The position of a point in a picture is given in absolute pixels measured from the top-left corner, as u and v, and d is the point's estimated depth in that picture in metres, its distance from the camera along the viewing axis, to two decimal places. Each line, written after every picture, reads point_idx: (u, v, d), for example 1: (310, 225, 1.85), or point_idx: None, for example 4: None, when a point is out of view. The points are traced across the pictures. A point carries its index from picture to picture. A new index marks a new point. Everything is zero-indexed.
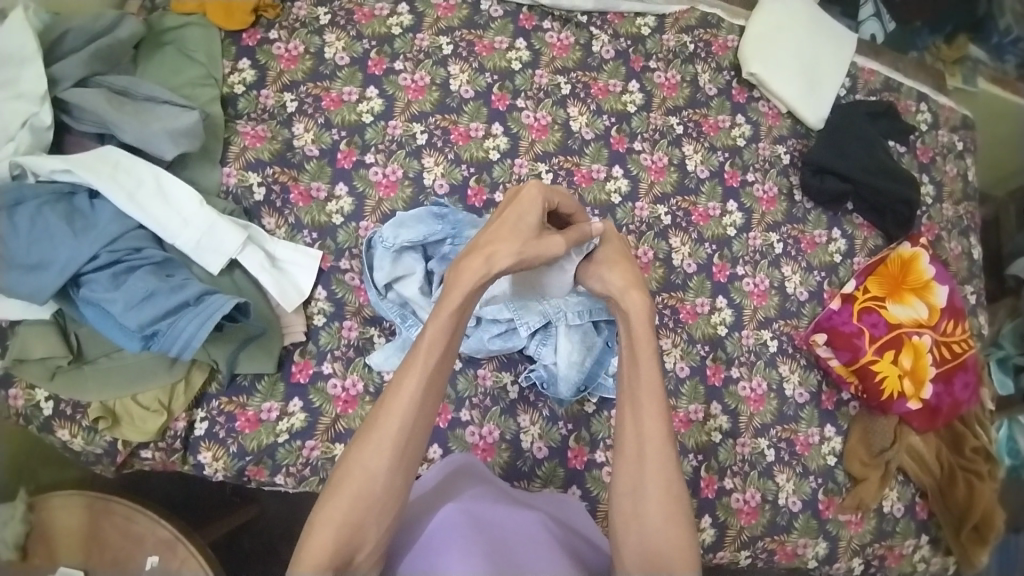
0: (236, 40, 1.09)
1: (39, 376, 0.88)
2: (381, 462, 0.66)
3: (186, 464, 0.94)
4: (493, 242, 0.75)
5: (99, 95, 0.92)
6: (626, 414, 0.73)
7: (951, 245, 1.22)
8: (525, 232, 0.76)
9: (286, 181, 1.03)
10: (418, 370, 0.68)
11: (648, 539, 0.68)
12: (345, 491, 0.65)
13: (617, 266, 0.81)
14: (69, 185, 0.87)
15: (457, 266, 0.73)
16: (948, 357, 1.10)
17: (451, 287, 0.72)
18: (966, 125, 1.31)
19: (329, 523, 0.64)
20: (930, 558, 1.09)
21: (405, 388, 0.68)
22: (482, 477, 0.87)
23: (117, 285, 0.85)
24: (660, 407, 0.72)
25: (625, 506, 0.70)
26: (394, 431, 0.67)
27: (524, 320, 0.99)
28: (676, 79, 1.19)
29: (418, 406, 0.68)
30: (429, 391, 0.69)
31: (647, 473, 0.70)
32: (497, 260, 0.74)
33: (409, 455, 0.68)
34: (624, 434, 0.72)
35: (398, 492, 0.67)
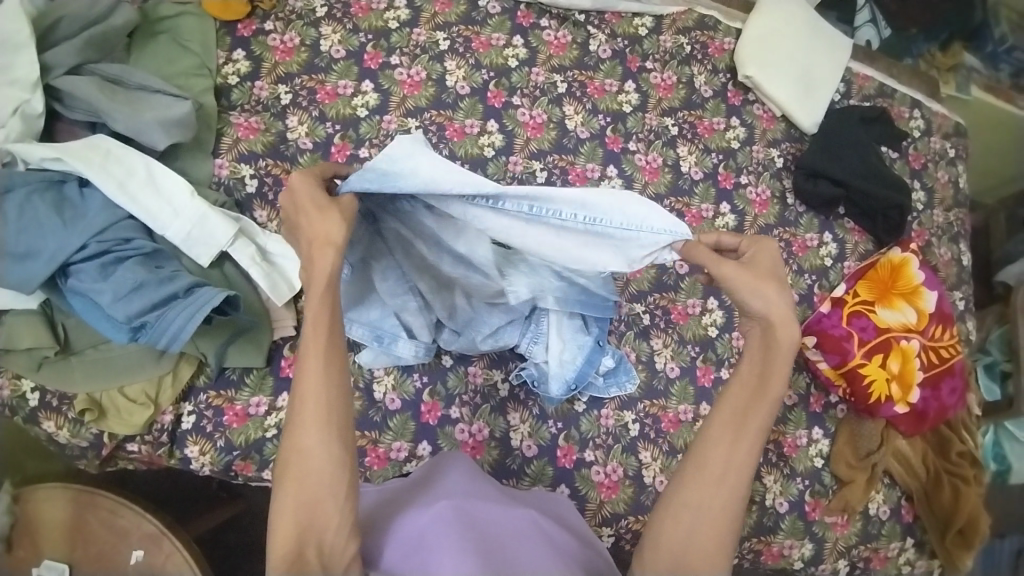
0: (231, 31, 1.08)
1: (26, 367, 0.88)
2: (309, 438, 0.64)
3: (174, 458, 0.93)
4: (319, 224, 0.65)
5: (91, 84, 0.91)
6: (725, 431, 0.69)
7: (940, 251, 1.23)
8: (334, 208, 0.67)
9: (279, 174, 1.02)
10: (314, 346, 0.64)
11: (690, 547, 0.67)
12: (287, 477, 0.64)
13: (769, 285, 0.69)
14: (59, 174, 0.86)
15: (306, 250, 0.66)
16: (935, 362, 1.11)
17: (309, 274, 0.65)
18: (958, 132, 1.32)
19: (284, 510, 0.63)
20: (914, 561, 1.10)
21: (305, 366, 0.64)
22: (469, 474, 0.87)
23: (105, 276, 0.84)
24: (760, 438, 0.68)
25: (683, 515, 0.68)
26: (308, 409, 0.64)
27: (508, 306, 0.93)
28: (672, 80, 1.19)
29: (325, 378, 0.64)
30: (332, 357, 0.65)
31: (720, 494, 0.67)
32: (341, 236, 0.65)
33: (336, 424, 0.65)
34: (715, 448, 0.68)
35: (341, 461, 0.64)
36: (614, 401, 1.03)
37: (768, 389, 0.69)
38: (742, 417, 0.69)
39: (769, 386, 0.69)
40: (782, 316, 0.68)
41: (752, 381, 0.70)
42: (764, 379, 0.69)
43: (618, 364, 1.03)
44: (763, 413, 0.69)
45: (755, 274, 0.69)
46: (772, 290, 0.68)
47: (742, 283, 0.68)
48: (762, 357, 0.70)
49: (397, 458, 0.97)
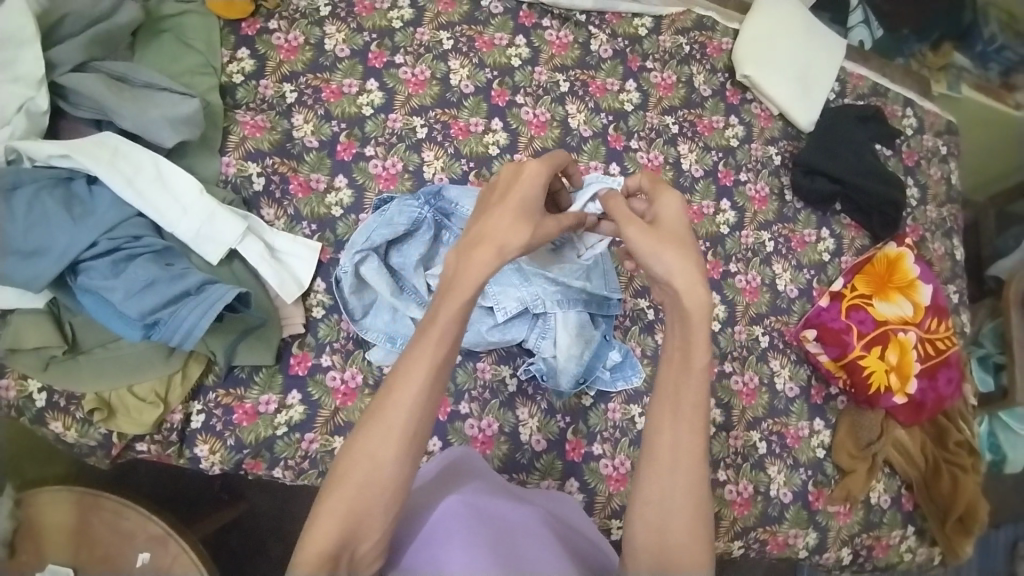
0: (235, 30, 1.08)
1: (32, 367, 0.86)
2: (388, 452, 0.62)
3: (183, 457, 0.93)
4: (502, 230, 0.68)
5: (97, 80, 0.91)
6: (665, 413, 0.67)
7: (934, 246, 1.26)
8: (527, 222, 0.69)
9: (286, 172, 1.02)
10: (429, 358, 0.63)
11: (667, 537, 0.64)
12: (348, 481, 0.61)
13: (670, 249, 0.69)
14: (67, 171, 0.86)
15: (465, 250, 0.67)
16: (931, 354, 1.14)
17: (460, 275, 0.65)
18: (949, 130, 1.36)
19: (332, 512, 0.60)
20: (916, 548, 1.12)
21: (414, 375, 0.63)
22: (484, 478, 0.86)
23: (116, 272, 0.83)
24: (700, 411, 0.66)
25: (649, 513, 0.65)
26: (399, 423, 0.62)
27: (503, 305, 0.98)
28: (672, 79, 1.21)
29: (430, 395, 0.63)
30: (441, 376, 0.64)
31: (677, 480, 0.65)
32: (510, 249, 0.67)
33: (419, 446, 0.63)
34: (659, 433, 0.66)
35: (407, 484, 0.63)
36: (621, 395, 1.04)
37: (693, 357, 0.68)
38: (676, 392, 0.67)
39: (692, 355, 0.67)
40: (685, 277, 0.68)
41: (677, 354, 0.69)
42: (687, 347, 0.68)
43: (624, 358, 1.04)
44: (695, 383, 0.67)
45: (658, 237, 0.70)
46: (671, 251, 0.69)
47: (642, 245, 0.70)
48: (680, 328, 0.68)
49: None
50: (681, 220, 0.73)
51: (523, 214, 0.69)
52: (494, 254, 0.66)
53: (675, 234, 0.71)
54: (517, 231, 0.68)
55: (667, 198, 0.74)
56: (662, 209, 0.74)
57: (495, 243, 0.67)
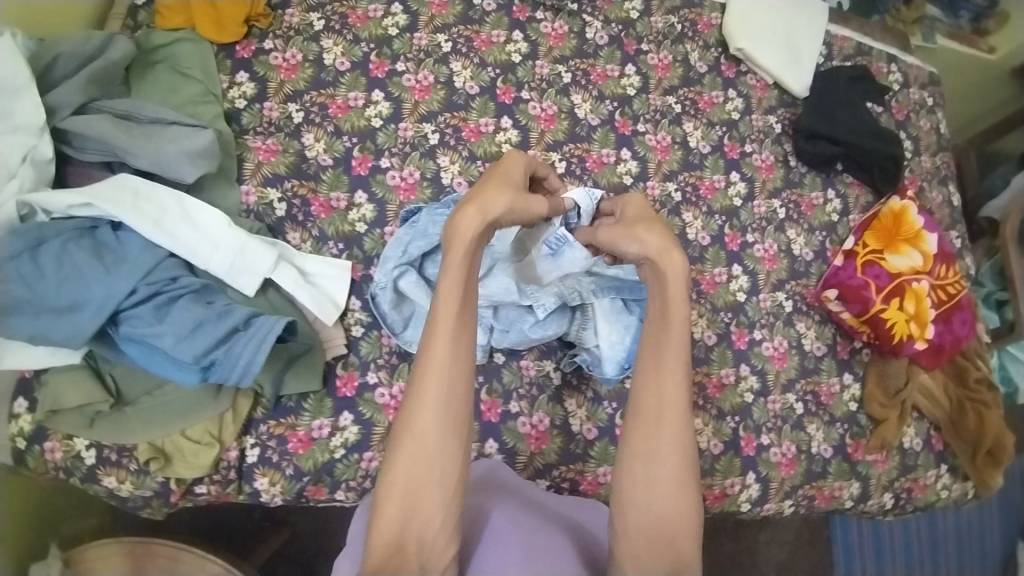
0: (230, 54, 1.05)
1: (79, 425, 0.85)
2: (427, 419, 0.70)
3: (243, 494, 0.92)
4: (481, 199, 0.77)
5: (104, 120, 0.88)
6: (648, 374, 0.77)
7: (933, 195, 1.32)
8: (509, 185, 0.80)
9: (306, 194, 1.01)
10: (443, 326, 0.73)
11: (654, 485, 0.73)
12: (401, 451, 0.70)
13: (639, 234, 0.83)
14: (90, 220, 0.84)
15: (453, 220, 0.76)
16: (944, 298, 1.19)
17: (452, 242, 0.75)
18: (931, 82, 1.41)
19: (394, 483, 0.69)
20: (951, 485, 1.18)
21: (435, 343, 0.72)
22: (509, 487, 0.87)
23: (159, 318, 0.82)
24: (682, 370, 0.77)
25: (637, 465, 0.74)
26: (432, 389, 0.71)
27: (542, 302, 0.98)
28: (669, 59, 1.23)
29: (453, 360, 0.72)
30: (459, 342, 0.73)
31: (664, 435, 0.75)
32: (490, 211, 0.76)
33: (453, 411, 0.71)
34: (644, 392, 0.77)
35: (451, 444, 0.71)
36: None
37: (671, 322, 0.78)
38: (658, 355, 0.78)
39: (670, 319, 0.78)
40: (659, 250, 0.81)
41: (655, 320, 0.80)
42: (665, 312, 0.79)
43: None
44: (678, 345, 0.78)
45: (624, 226, 0.85)
46: (647, 235, 0.82)
47: (612, 234, 0.86)
48: (659, 294, 0.80)
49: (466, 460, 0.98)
50: (644, 208, 0.91)
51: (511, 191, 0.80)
52: (479, 221, 0.75)
53: (643, 216, 0.88)
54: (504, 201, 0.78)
55: (629, 198, 0.93)
56: (627, 204, 0.93)
57: (479, 212, 0.76)
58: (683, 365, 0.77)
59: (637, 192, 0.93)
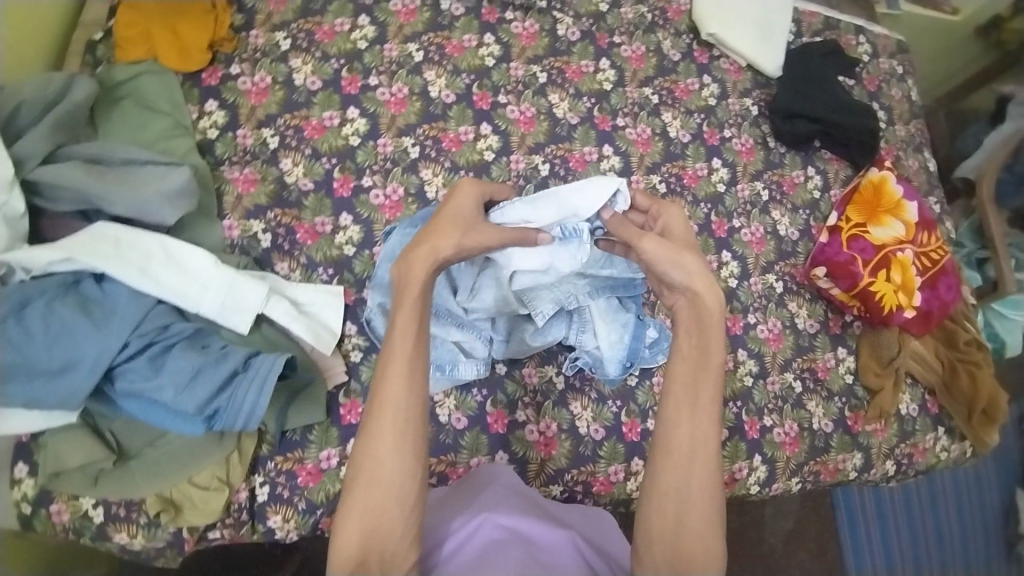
0: (197, 82, 1.02)
1: (82, 485, 0.82)
2: (384, 448, 0.66)
3: (258, 532, 0.92)
4: (434, 235, 0.74)
5: (74, 168, 0.85)
6: (682, 408, 0.71)
7: (909, 162, 1.33)
8: (453, 220, 0.76)
9: (290, 222, 0.99)
10: (399, 356, 0.68)
11: (683, 527, 0.67)
12: (357, 483, 0.65)
13: (679, 261, 0.75)
14: (72, 274, 0.81)
15: (405, 259, 0.72)
16: (929, 265, 1.21)
17: (404, 275, 0.71)
18: (900, 49, 1.42)
19: (351, 516, 0.64)
20: (950, 446, 1.21)
21: (390, 374, 0.67)
22: (510, 491, 0.87)
23: (155, 369, 0.80)
24: (716, 405, 0.71)
25: (668, 504, 0.68)
26: (388, 419, 0.66)
27: (539, 310, 0.97)
28: (642, 49, 1.22)
29: (411, 389, 0.67)
30: (416, 368, 0.68)
31: (694, 474, 0.69)
32: (443, 248, 0.73)
33: (413, 438, 0.67)
34: (677, 427, 0.70)
35: (413, 472, 0.66)
36: (663, 368, 1.07)
37: (709, 356, 0.72)
38: (693, 389, 0.71)
39: (709, 354, 0.72)
40: (703, 280, 0.74)
41: (693, 352, 0.73)
42: (703, 347, 0.73)
43: (660, 333, 1.06)
44: (713, 383, 0.71)
45: (672, 246, 0.76)
46: (689, 258, 0.75)
47: (661, 255, 0.76)
48: (694, 329, 0.74)
49: None
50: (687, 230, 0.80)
51: (458, 221, 0.77)
52: (430, 258, 0.72)
53: (686, 243, 0.78)
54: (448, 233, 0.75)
55: (671, 210, 0.82)
56: (667, 221, 0.82)
57: (430, 252, 0.72)
58: (716, 399, 0.71)
59: (678, 205, 0.83)
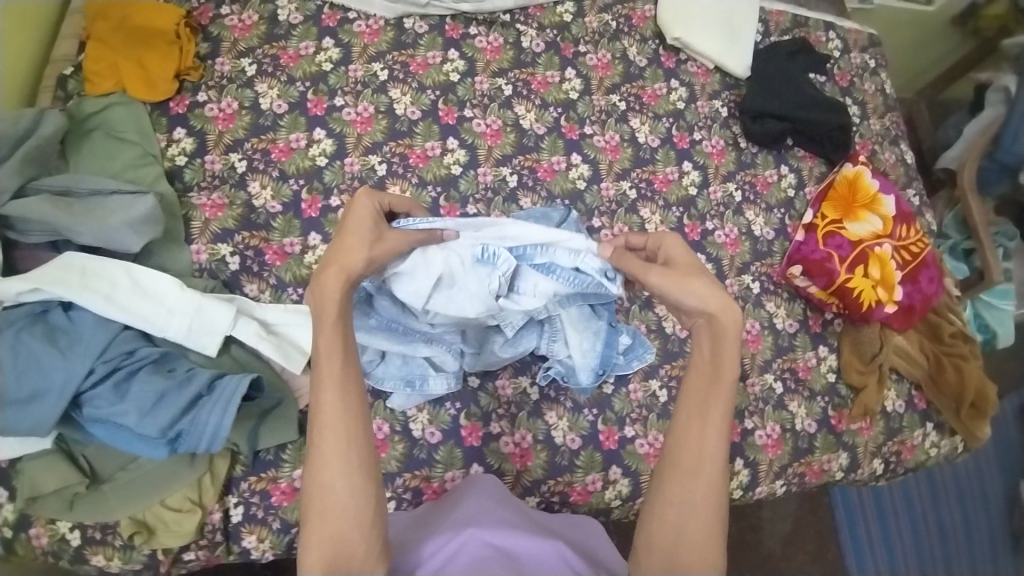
0: (165, 111, 1.04)
1: (58, 509, 0.83)
2: (331, 470, 0.65)
3: (233, 553, 0.92)
4: (342, 253, 0.73)
5: (43, 202, 0.86)
6: (691, 424, 0.70)
7: (885, 156, 1.32)
8: (359, 236, 0.75)
9: (258, 244, 1.00)
10: (330, 376, 0.67)
11: (680, 542, 0.67)
12: (312, 508, 0.65)
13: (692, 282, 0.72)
14: (40, 304, 0.82)
15: (315, 280, 0.71)
16: (908, 259, 1.20)
17: (319, 297, 0.70)
18: (871, 43, 1.41)
19: (311, 541, 0.64)
20: (939, 442, 1.20)
21: (324, 395, 0.67)
22: (495, 502, 0.85)
23: (121, 395, 0.81)
24: (725, 424, 0.69)
25: (668, 514, 0.68)
26: (330, 439, 0.66)
27: (508, 321, 0.98)
28: (608, 57, 1.22)
29: (348, 408, 0.67)
30: (349, 385, 0.68)
31: (699, 490, 0.68)
32: (353, 265, 0.72)
33: (358, 454, 0.66)
34: (684, 441, 0.69)
35: (364, 488, 0.66)
36: (638, 374, 1.07)
37: (721, 372, 0.70)
38: (701, 405, 0.70)
39: (721, 372, 0.70)
40: (717, 300, 0.71)
41: (705, 369, 0.71)
42: (716, 365, 0.71)
43: (634, 339, 1.06)
44: (722, 399, 0.70)
45: (679, 272, 0.73)
46: (700, 280, 0.72)
47: (666, 281, 0.74)
48: (708, 343, 0.72)
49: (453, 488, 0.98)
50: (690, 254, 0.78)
51: (364, 236, 0.75)
52: (342, 277, 0.71)
53: (690, 266, 0.75)
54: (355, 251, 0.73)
55: (671, 240, 0.80)
56: (666, 250, 0.79)
57: (339, 272, 0.71)
58: (726, 418, 0.70)
59: (677, 235, 0.81)
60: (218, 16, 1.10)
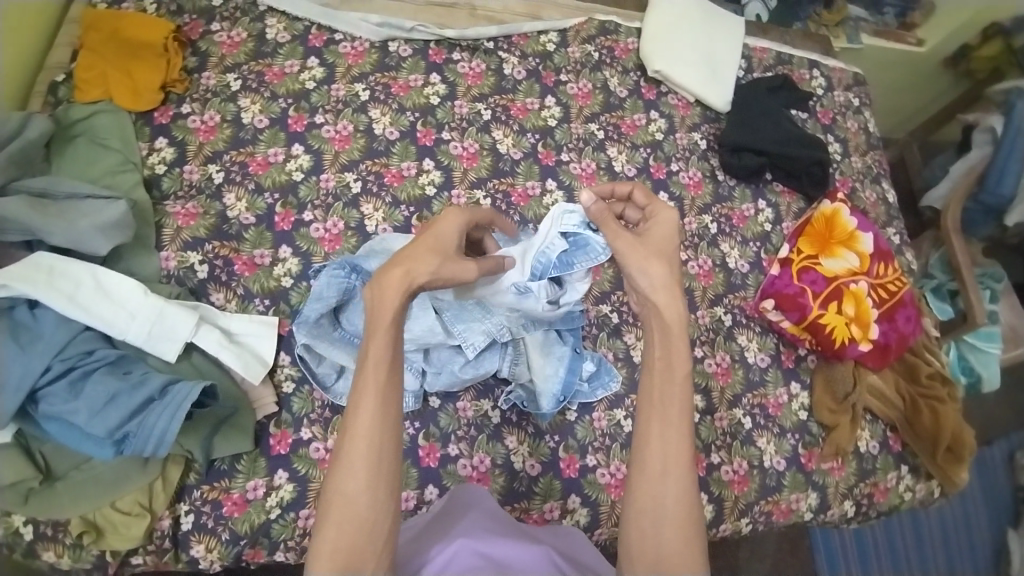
0: (149, 121, 1.07)
1: (12, 503, 0.82)
2: (358, 482, 0.61)
3: (181, 562, 0.90)
4: (412, 258, 0.67)
5: (18, 201, 0.87)
6: (652, 422, 0.67)
7: (866, 194, 1.35)
8: (434, 244, 0.69)
9: (228, 254, 1.01)
10: (372, 388, 0.63)
11: (662, 548, 0.64)
12: (329, 520, 0.61)
13: (646, 269, 0.71)
14: (6, 300, 0.84)
15: (377, 284, 0.66)
16: (885, 297, 1.19)
17: (376, 303, 0.65)
18: (856, 82, 1.45)
19: (321, 553, 0.60)
20: (914, 485, 1.18)
21: (365, 407, 0.63)
22: (491, 516, 0.84)
23: (74, 394, 0.82)
24: (686, 418, 0.67)
25: (645, 523, 0.65)
26: (360, 452, 0.62)
27: (470, 342, 0.96)
28: (589, 87, 1.25)
29: (385, 423, 0.63)
30: (391, 402, 0.64)
31: (668, 492, 0.65)
32: (420, 273, 0.67)
33: (387, 472, 0.62)
34: (648, 445, 0.66)
35: (385, 507, 0.62)
36: (603, 402, 1.06)
37: (675, 366, 0.69)
38: (662, 404, 0.67)
39: (675, 365, 0.68)
40: (666, 290, 0.70)
41: (658, 363, 0.69)
42: (669, 361, 0.69)
43: (599, 366, 1.06)
44: (680, 396, 0.68)
45: (644, 251, 0.72)
46: (657, 265, 0.71)
47: (631, 255, 0.71)
48: (660, 340, 0.70)
49: (407, 508, 0.96)
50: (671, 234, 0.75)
51: (438, 243, 0.70)
52: (404, 287, 0.66)
53: (662, 246, 0.73)
54: (428, 257, 0.68)
55: (663, 213, 0.76)
56: (657, 224, 0.75)
57: (403, 280, 0.66)
58: (687, 411, 0.67)
59: (672, 207, 0.77)
60: (208, 32, 1.14)
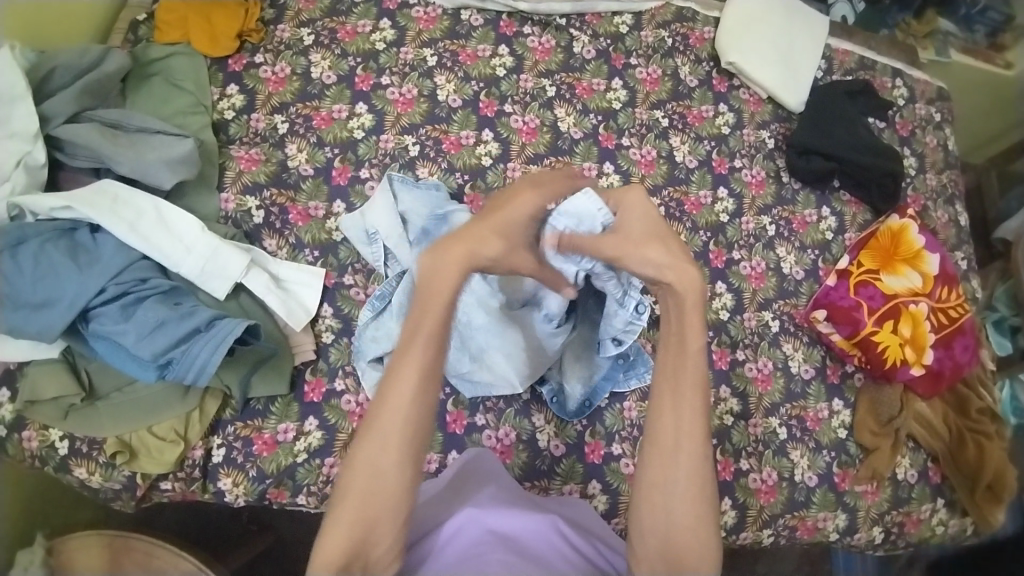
0: (222, 67, 1.10)
1: (53, 417, 0.87)
2: (388, 459, 0.62)
3: (207, 492, 0.93)
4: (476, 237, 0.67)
5: (92, 130, 0.92)
6: (664, 398, 0.66)
7: (938, 214, 1.28)
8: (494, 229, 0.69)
9: (284, 203, 1.04)
10: (414, 365, 0.63)
11: (672, 525, 0.64)
12: (353, 490, 0.61)
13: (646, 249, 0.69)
14: (69, 222, 0.88)
15: (438, 255, 0.65)
16: (945, 322, 1.13)
17: (431, 284, 0.64)
18: (940, 96, 1.38)
19: (340, 522, 0.61)
20: (948, 521, 1.13)
21: (402, 385, 0.63)
22: (503, 485, 0.85)
23: (126, 316, 0.86)
24: (700, 394, 0.66)
25: (654, 496, 0.65)
26: (392, 429, 0.62)
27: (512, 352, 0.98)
28: (658, 73, 1.22)
29: (420, 402, 0.63)
30: (432, 385, 0.64)
31: (681, 464, 0.64)
32: (482, 255, 0.67)
33: (418, 451, 0.63)
34: (661, 421, 0.66)
35: (410, 487, 0.63)
36: (635, 393, 1.04)
37: (687, 345, 0.67)
38: (675, 379, 0.66)
39: (688, 341, 0.66)
40: (674, 266, 0.67)
41: (673, 339, 0.67)
42: (680, 343, 0.67)
43: (636, 356, 1.03)
44: (694, 371, 0.66)
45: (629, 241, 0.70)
46: (653, 249, 0.68)
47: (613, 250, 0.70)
48: (674, 317, 0.68)
49: (429, 470, 0.97)
50: (653, 216, 0.72)
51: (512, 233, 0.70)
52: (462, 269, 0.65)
53: (650, 232, 0.70)
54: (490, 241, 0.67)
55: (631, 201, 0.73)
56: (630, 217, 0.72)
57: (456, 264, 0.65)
58: (701, 385, 0.66)
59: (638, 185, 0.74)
60: None
